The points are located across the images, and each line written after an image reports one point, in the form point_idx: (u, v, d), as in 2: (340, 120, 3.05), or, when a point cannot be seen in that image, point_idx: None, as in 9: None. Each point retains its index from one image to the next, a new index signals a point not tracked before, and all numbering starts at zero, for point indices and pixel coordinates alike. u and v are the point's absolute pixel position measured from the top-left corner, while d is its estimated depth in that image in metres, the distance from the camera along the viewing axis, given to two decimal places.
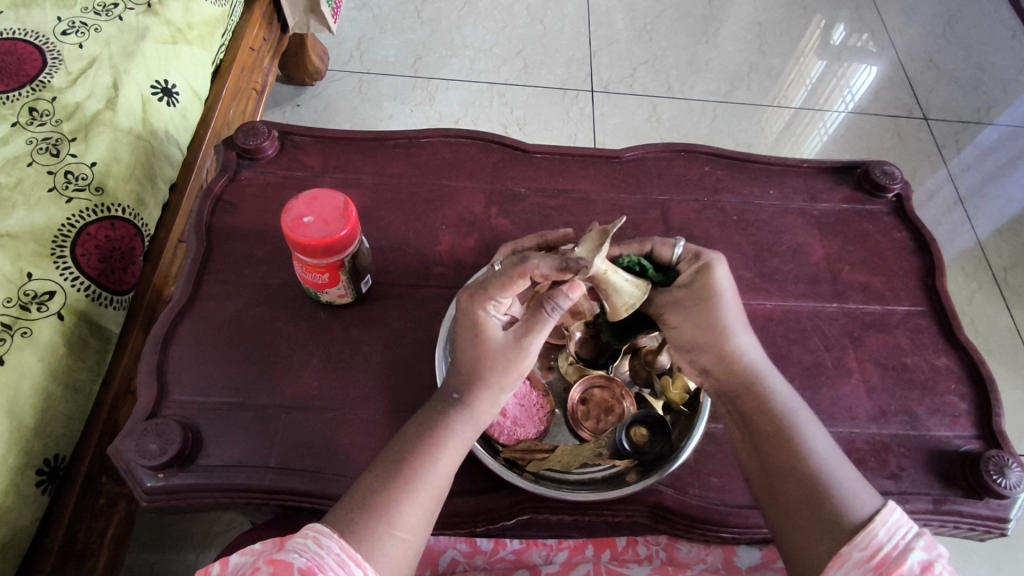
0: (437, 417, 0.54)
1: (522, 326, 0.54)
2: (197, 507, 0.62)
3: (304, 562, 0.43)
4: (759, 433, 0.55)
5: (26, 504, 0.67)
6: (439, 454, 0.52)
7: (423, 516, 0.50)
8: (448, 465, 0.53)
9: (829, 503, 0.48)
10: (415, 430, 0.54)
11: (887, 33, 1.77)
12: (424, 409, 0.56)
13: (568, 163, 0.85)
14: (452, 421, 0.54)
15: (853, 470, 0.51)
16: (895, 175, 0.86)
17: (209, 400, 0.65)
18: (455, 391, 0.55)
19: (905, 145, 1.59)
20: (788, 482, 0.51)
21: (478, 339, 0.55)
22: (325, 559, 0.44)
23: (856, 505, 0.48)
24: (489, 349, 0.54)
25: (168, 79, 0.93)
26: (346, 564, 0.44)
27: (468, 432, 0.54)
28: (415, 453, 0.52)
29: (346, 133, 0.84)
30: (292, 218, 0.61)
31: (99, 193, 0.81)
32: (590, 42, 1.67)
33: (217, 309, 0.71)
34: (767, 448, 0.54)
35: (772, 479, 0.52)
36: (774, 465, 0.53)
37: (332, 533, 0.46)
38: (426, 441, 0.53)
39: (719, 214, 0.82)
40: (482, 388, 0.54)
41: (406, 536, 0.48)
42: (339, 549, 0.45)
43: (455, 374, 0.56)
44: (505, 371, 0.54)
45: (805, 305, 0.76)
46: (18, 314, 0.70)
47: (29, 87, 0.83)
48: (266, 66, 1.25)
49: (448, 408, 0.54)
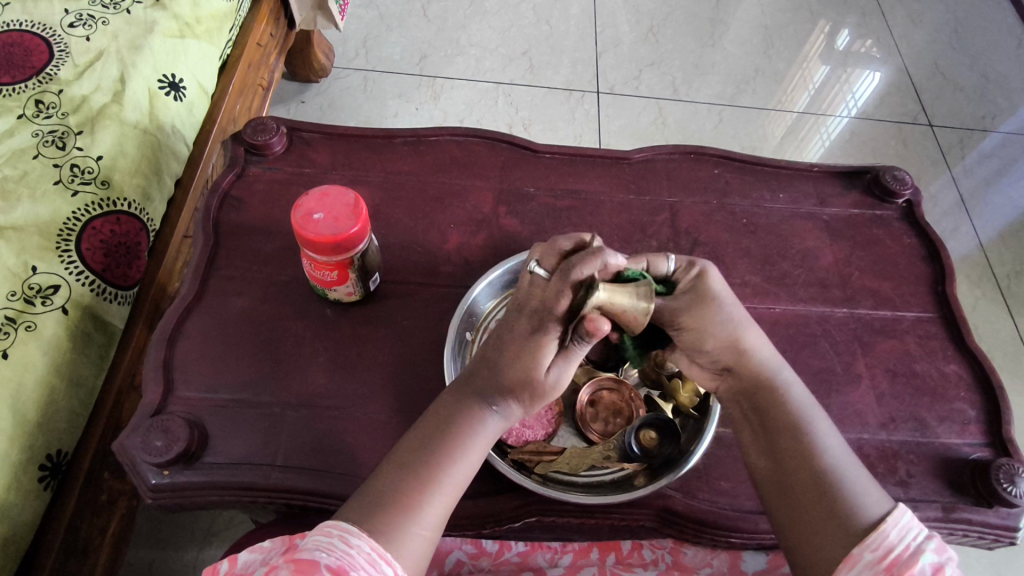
0: (466, 412, 0.54)
1: (570, 354, 0.53)
2: (202, 505, 0.61)
3: (334, 561, 0.43)
4: (775, 435, 0.55)
5: (28, 499, 0.67)
6: (467, 454, 0.53)
7: (444, 515, 0.50)
8: (472, 464, 0.53)
9: (841, 504, 0.49)
10: (441, 423, 0.54)
11: (893, 39, 1.77)
12: (454, 403, 0.54)
13: (578, 164, 0.85)
14: (484, 424, 0.54)
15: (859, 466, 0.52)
16: (905, 181, 0.85)
17: (214, 397, 0.65)
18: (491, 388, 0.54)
19: (910, 151, 1.59)
20: (801, 485, 0.51)
21: (530, 361, 0.53)
22: (355, 558, 0.44)
23: (869, 506, 0.49)
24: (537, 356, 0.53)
25: (176, 73, 0.93)
26: (376, 564, 0.44)
27: (495, 433, 0.55)
28: (445, 451, 0.52)
29: (355, 131, 0.84)
30: (302, 214, 0.61)
31: (105, 187, 0.80)
32: (596, 43, 1.67)
33: (223, 306, 0.70)
34: (780, 450, 0.54)
35: (785, 481, 0.52)
36: (787, 467, 0.53)
37: (361, 532, 0.46)
38: (456, 440, 0.53)
39: (729, 217, 0.82)
40: (520, 393, 0.54)
41: (428, 535, 0.49)
42: (370, 548, 0.45)
43: (495, 379, 0.54)
44: (547, 393, 0.54)
45: (814, 310, 0.76)
46: (22, 308, 0.69)
47: (35, 79, 0.82)
48: (273, 62, 1.25)
49: (481, 412, 0.54)
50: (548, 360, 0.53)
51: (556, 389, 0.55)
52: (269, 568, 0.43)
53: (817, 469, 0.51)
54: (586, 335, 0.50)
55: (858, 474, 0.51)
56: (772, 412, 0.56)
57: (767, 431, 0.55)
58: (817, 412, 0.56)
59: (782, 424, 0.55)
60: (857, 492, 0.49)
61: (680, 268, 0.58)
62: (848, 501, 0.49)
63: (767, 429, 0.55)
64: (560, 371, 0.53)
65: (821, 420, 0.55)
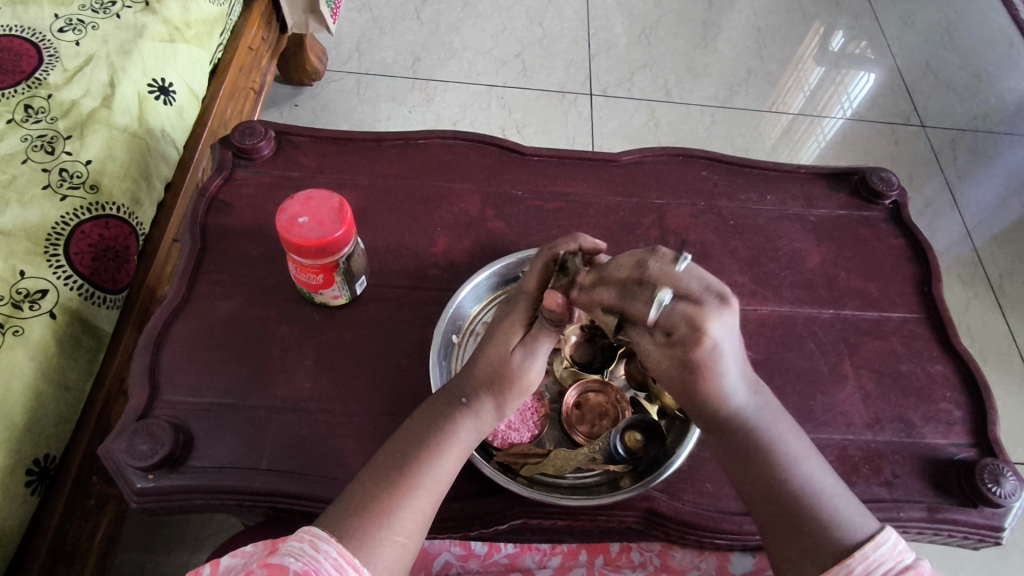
0: (441, 418, 0.55)
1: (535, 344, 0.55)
2: (187, 509, 0.61)
3: (301, 565, 0.44)
4: (751, 468, 0.53)
5: (15, 503, 0.67)
6: (441, 459, 0.53)
7: (421, 520, 0.51)
8: (448, 469, 0.53)
9: (829, 527, 0.49)
10: (417, 432, 0.54)
11: (885, 40, 1.78)
12: (430, 405, 0.56)
13: (565, 167, 0.85)
14: (458, 426, 0.55)
15: (830, 476, 0.53)
16: (891, 182, 0.86)
17: (200, 400, 0.65)
18: (464, 396, 0.55)
19: (902, 152, 1.60)
20: (784, 512, 0.51)
21: (500, 356, 0.55)
22: (321, 563, 0.45)
23: (851, 523, 0.49)
24: (509, 363, 0.55)
25: (165, 77, 0.93)
26: (344, 569, 0.45)
27: (472, 437, 0.55)
28: (419, 454, 0.53)
29: (343, 134, 0.84)
30: (287, 218, 0.61)
31: (93, 191, 0.81)
32: (589, 45, 1.68)
33: (210, 309, 0.70)
34: (756, 481, 0.52)
35: (765, 510, 0.52)
36: (767, 493, 0.52)
37: (330, 538, 0.46)
38: (430, 443, 0.53)
39: (716, 219, 0.82)
40: (491, 397, 0.55)
41: (404, 540, 0.49)
42: (337, 553, 0.46)
43: (468, 378, 0.56)
44: (519, 388, 0.56)
45: (801, 311, 0.76)
46: (10, 312, 0.69)
47: (24, 83, 0.82)
48: (265, 65, 1.25)
49: (454, 414, 0.55)
50: (516, 356, 0.55)
51: (528, 385, 0.56)
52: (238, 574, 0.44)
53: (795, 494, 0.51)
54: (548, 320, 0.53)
55: (829, 485, 0.52)
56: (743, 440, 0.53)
57: (741, 460, 0.53)
58: (785, 425, 0.55)
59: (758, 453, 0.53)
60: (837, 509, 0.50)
61: (675, 318, 0.46)
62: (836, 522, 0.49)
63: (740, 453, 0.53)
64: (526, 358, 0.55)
65: (786, 434, 0.54)
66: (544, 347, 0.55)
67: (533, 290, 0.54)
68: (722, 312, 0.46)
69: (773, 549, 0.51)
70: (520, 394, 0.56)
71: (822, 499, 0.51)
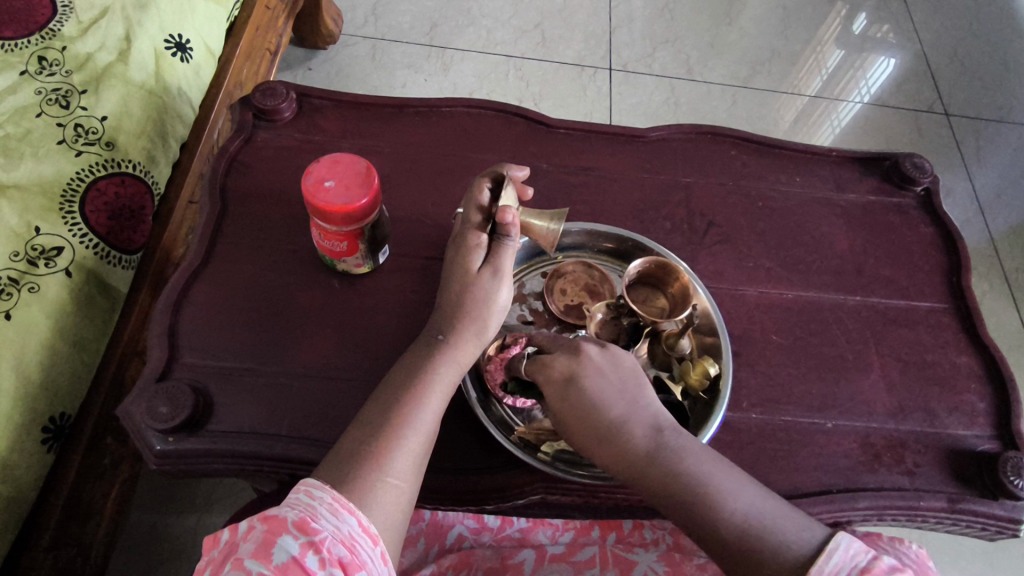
0: (421, 359, 0.55)
1: (498, 261, 0.57)
2: (207, 473, 0.61)
3: (297, 514, 0.44)
4: (683, 518, 0.49)
5: (30, 461, 0.66)
6: (427, 395, 0.54)
7: (414, 460, 0.51)
8: (435, 407, 0.54)
9: (776, 557, 0.45)
10: (398, 377, 0.55)
11: (912, 23, 1.73)
12: (408, 351, 0.57)
13: (592, 141, 0.83)
14: (437, 362, 0.55)
15: (759, 494, 0.49)
16: (925, 169, 0.84)
17: (219, 364, 0.64)
18: (440, 331, 0.56)
19: (925, 139, 1.57)
20: (726, 547, 0.47)
21: (464, 281, 0.56)
22: (317, 509, 0.45)
23: (795, 535, 0.46)
24: (477, 289, 0.56)
25: (182, 33, 0.90)
26: (339, 512, 0.45)
27: (453, 370, 0.56)
28: (403, 395, 0.53)
29: (366, 99, 0.82)
30: (312, 181, 0.59)
31: (109, 148, 0.79)
32: (610, 18, 1.63)
33: (229, 273, 0.69)
34: (691, 523, 0.49)
35: (711, 551, 0.48)
36: (705, 532, 0.48)
37: (324, 486, 0.47)
38: (413, 383, 0.54)
39: (745, 199, 0.80)
40: (465, 327, 0.56)
41: (397, 481, 0.49)
42: (331, 498, 0.46)
43: (441, 316, 0.57)
44: (487, 314, 0.57)
45: (827, 297, 0.75)
46: (25, 269, 0.68)
47: (38, 34, 0.79)
48: (281, 26, 1.22)
49: (433, 350, 0.56)
50: (480, 272, 0.57)
51: (499, 305, 0.57)
52: (239, 528, 0.44)
53: (733, 530, 0.47)
54: (503, 232, 0.57)
55: (768, 506, 0.48)
56: (665, 488, 0.50)
57: (670, 505, 0.50)
58: (695, 451, 0.51)
59: (692, 498, 0.49)
60: (775, 527, 0.46)
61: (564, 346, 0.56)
62: (779, 543, 0.45)
63: (667, 500, 0.50)
64: (494, 275, 0.57)
65: (702, 463, 0.50)
66: (507, 264, 0.57)
67: (476, 221, 0.59)
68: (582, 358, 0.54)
69: None
70: (491, 321, 0.57)
71: (757, 524, 0.47)
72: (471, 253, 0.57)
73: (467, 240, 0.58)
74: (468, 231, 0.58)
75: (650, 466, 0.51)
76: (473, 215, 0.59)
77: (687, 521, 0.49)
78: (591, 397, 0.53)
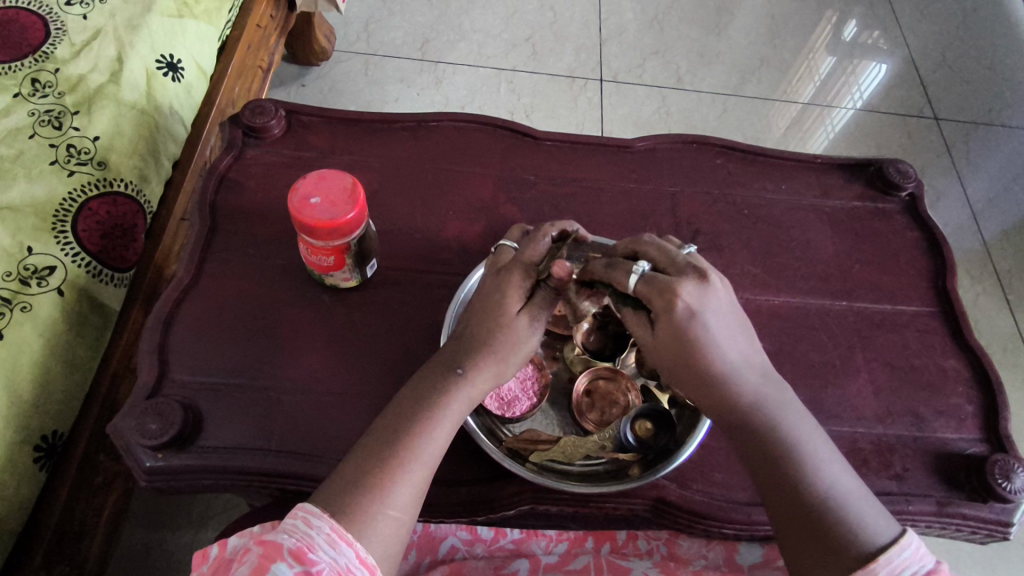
0: (435, 387, 0.54)
1: (535, 310, 0.57)
2: (197, 489, 0.61)
3: (294, 542, 0.43)
4: (765, 466, 0.50)
5: (23, 480, 0.67)
6: (435, 431, 0.52)
7: (415, 494, 0.50)
8: (442, 442, 0.53)
9: (848, 532, 0.46)
10: (408, 403, 0.53)
11: (900, 29, 1.75)
12: (423, 375, 0.55)
13: (579, 152, 0.84)
14: (452, 396, 0.54)
15: (854, 479, 0.50)
16: (909, 174, 0.85)
17: (209, 380, 0.65)
18: (459, 363, 0.55)
19: (915, 144, 1.58)
20: (798, 518, 0.48)
21: (498, 321, 0.56)
22: (314, 539, 0.44)
23: (871, 528, 0.46)
24: (507, 330, 0.56)
25: (174, 53, 0.92)
26: (337, 544, 0.45)
27: (466, 406, 0.54)
28: (412, 426, 0.52)
29: (354, 115, 0.83)
30: (298, 198, 0.60)
31: (102, 167, 0.80)
32: (601, 30, 1.65)
33: (219, 289, 0.70)
34: (772, 477, 0.50)
35: (781, 513, 0.49)
36: (784, 498, 0.49)
37: (322, 513, 0.46)
38: (423, 414, 0.52)
39: (730, 208, 0.81)
40: (486, 365, 0.55)
41: (397, 514, 0.48)
42: (329, 529, 0.45)
43: (463, 347, 0.56)
44: (513, 353, 0.56)
45: (814, 303, 0.75)
46: (18, 288, 0.69)
47: (31, 57, 0.81)
48: (273, 44, 1.23)
49: (449, 381, 0.54)
50: (517, 317, 0.56)
51: (526, 351, 0.57)
52: (238, 551, 0.44)
53: (821, 501, 0.48)
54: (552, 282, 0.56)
55: (856, 493, 0.49)
56: (761, 438, 0.51)
57: (757, 462, 0.51)
58: (809, 427, 0.52)
59: (783, 452, 0.50)
60: (859, 511, 0.47)
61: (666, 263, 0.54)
62: (855, 528, 0.46)
63: (753, 456, 0.51)
64: (530, 324, 0.57)
65: (812, 436, 0.51)
66: (544, 313, 0.57)
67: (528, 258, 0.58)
68: (696, 288, 0.50)
69: (792, 556, 0.47)
70: (514, 360, 0.56)
71: (843, 503, 0.48)
72: (512, 295, 0.56)
73: (512, 276, 0.57)
74: (516, 268, 0.57)
75: (755, 428, 0.51)
76: (526, 261, 0.57)
77: (766, 477, 0.50)
78: (704, 339, 0.50)
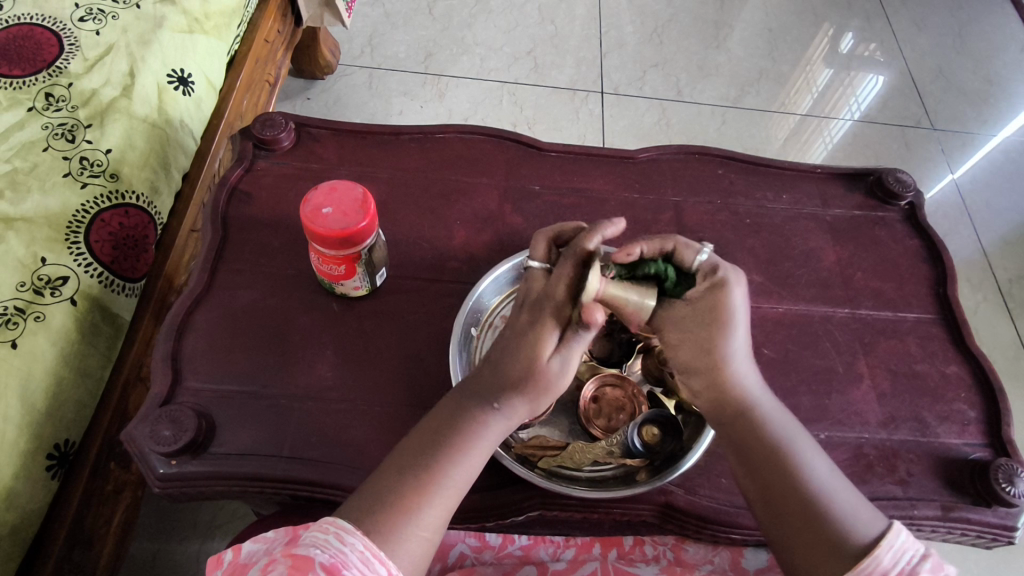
0: (469, 412, 0.54)
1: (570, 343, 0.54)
2: (209, 495, 0.62)
3: (328, 558, 0.44)
4: (751, 457, 0.55)
5: (35, 488, 0.67)
6: (465, 454, 0.53)
7: (444, 515, 0.51)
8: (472, 464, 0.53)
9: (833, 521, 0.49)
10: (439, 427, 0.54)
11: (896, 42, 1.77)
12: (457, 398, 0.56)
13: (583, 163, 0.85)
14: (484, 421, 0.54)
15: (843, 480, 0.53)
16: (908, 183, 0.86)
17: (221, 388, 0.65)
18: (492, 386, 0.55)
19: (913, 154, 1.60)
20: (790, 508, 0.51)
21: (529, 362, 0.54)
22: (348, 556, 0.44)
23: (860, 520, 0.49)
24: (541, 357, 0.54)
25: (184, 68, 0.93)
26: (369, 563, 0.45)
27: (498, 431, 0.55)
28: (444, 449, 0.53)
29: (363, 128, 0.84)
30: (311, 209, 0.61)
31: (114, 180, 0.81)
32: (601, 43, 1.68)
33: (231, 298, 0.71)
34: (757, 467, 0.54)
35: (767, 503, 0.53)
36: (786, 490, 0.52)
37: (355, 530, 0.46)
38: (455, 437, 0.53)
39: (733, 217, 0.82)
40: (520, 392, 0.54)
41: (426, 535, 0.49)
42: (363, 547, 0.45)
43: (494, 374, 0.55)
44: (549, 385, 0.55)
45: (816, 310, 0.76)
46: (32, 298, 0.70)
47: (45, 72, 0.82)
48: (280, 58, 1.25)
49: (482, 405, 0.54)
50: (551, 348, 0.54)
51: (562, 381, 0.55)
52: (263, 562, 0.44)
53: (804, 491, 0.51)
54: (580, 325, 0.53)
55: (841, 492, 0.52)
56: (749, 432, 0.56)
57: (757, 457, 0.55)
58: (793, 427, 0.57)
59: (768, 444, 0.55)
60: (842, 507, 0.50)
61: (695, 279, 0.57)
62: (840, 522, 0.49)
63: (750, 454, 0.55)
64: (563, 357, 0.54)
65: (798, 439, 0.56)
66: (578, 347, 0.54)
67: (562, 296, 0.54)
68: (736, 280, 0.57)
69: (778, 543, 0.51)
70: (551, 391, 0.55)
71: (828, 497, 0.51)
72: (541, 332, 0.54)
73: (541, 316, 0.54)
74: (547, 311, 0.54)
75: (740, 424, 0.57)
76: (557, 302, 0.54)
77: (749, 468, 0.55)
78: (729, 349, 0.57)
